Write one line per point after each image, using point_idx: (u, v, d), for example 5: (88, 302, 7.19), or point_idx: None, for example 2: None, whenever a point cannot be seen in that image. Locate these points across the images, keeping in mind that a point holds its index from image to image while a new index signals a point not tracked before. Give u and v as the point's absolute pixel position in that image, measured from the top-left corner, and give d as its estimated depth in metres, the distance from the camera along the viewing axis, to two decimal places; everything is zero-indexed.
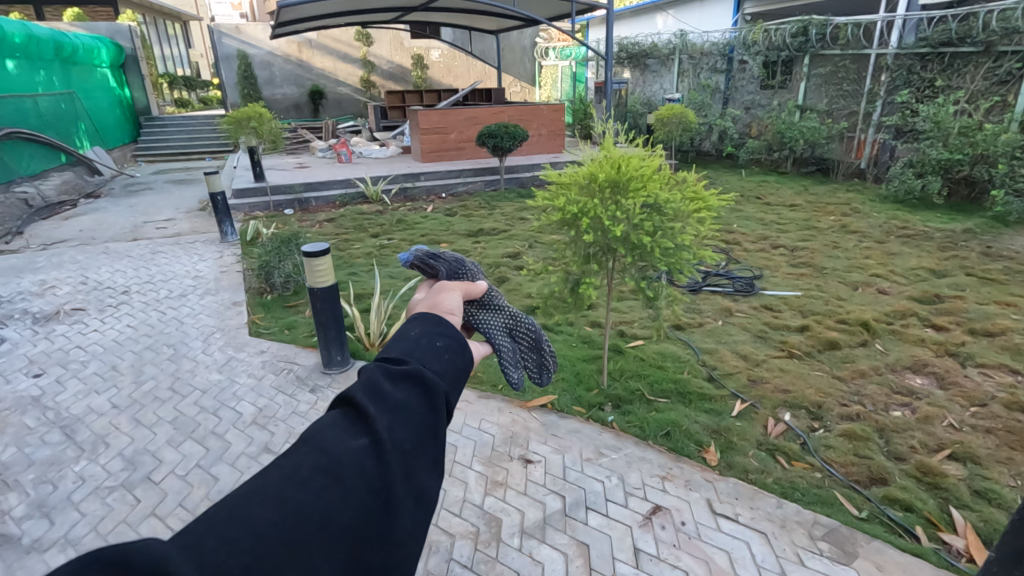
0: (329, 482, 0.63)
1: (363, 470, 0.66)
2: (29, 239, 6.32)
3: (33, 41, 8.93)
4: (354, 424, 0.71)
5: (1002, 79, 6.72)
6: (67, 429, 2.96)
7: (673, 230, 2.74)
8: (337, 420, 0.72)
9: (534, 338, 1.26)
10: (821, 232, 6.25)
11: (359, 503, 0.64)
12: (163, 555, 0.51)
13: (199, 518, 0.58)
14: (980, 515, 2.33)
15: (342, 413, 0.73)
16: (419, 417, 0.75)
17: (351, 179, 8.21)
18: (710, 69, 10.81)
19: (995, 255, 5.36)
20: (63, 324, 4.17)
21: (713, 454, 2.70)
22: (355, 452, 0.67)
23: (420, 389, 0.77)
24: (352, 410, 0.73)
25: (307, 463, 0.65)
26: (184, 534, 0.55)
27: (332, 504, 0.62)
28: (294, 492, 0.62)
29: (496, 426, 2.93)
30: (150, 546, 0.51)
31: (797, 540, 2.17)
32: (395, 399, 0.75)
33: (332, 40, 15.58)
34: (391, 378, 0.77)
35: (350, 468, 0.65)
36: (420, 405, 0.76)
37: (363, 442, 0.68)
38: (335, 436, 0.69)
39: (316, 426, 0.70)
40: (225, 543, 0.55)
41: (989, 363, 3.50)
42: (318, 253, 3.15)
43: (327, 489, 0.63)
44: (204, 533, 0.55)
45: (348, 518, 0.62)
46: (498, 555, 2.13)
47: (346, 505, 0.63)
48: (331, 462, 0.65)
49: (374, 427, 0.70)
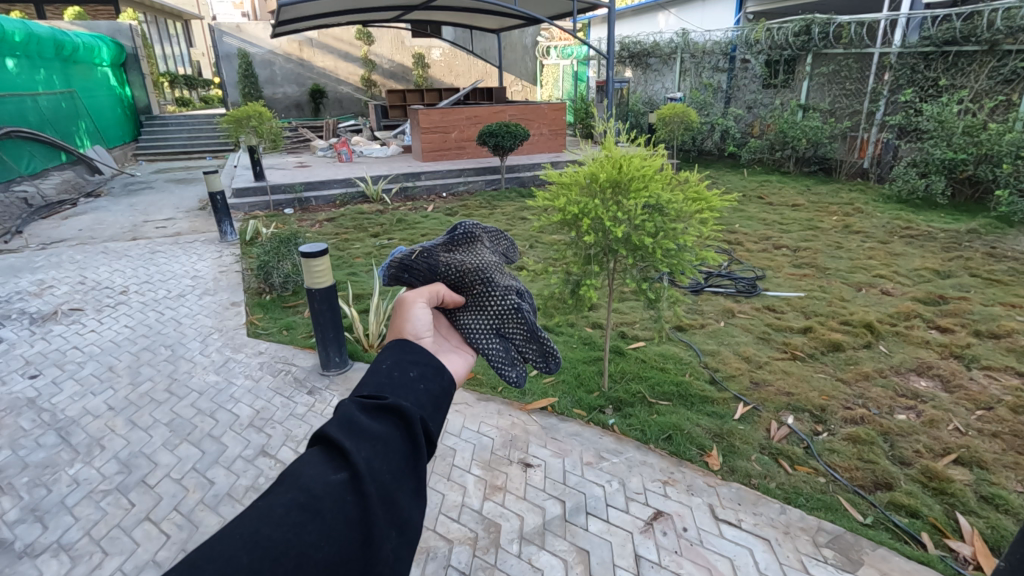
0: (306, 518, 0.61)
1: (341, 506, 0.64)
2: (29, 238, 6.30)
3: (33, 40, 8.92)
4: (331, 461, 0.69)
5: (1006, 78, 6.66)
6: (62, 431, 2.93)
7: (675, 230, 2.70)
8: (313, 457, 0.70)
9: (529, 328, 1.15)
10: (824, 232, 6.21)
11: (338, 539, 0.62)
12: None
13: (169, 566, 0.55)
14: (987, 522, 2.29)
15: (319, 449, 0.71)
16: (398, 448, 0.72)
17: (352, 178, 8.19)
18: (712, 67, 10.75)
19: (1000, 256, 5.32)
20: (60, 325, 4.14)
21: (715, 457, 2.66)
22: (333, 488, 0.65)
23: (397, 421, 0.75)
24: (329, 446, 0.71)
25: (283, 501, 0.63)
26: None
27: (310, 541, 0.60)
28: (270, 531, 0.59)
29: (496, 429, 2.90)
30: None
31: (801, 546, 2.13)
32: (372, 431, 0.72)
33: (333, 39, 15.55)
34: (367, 411, 0.75)
35: (328, 502, 0.63)
36: (399, 437, 0.73)
37: (342, 477, 0.66)
38: (312, 473, 0.66)
39: (292, 466, 0.68)
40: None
41: (994, 366, 3.46)
42: (316, 253, 3.11)
43: (304, 525, 0.61)
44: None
45: (326, 554, 0.60)
46: (496, 561, 2.10)
47: (324, 541, 0.61)
48: (309, 498, 0.63)
49: (352, 460, 0.68)
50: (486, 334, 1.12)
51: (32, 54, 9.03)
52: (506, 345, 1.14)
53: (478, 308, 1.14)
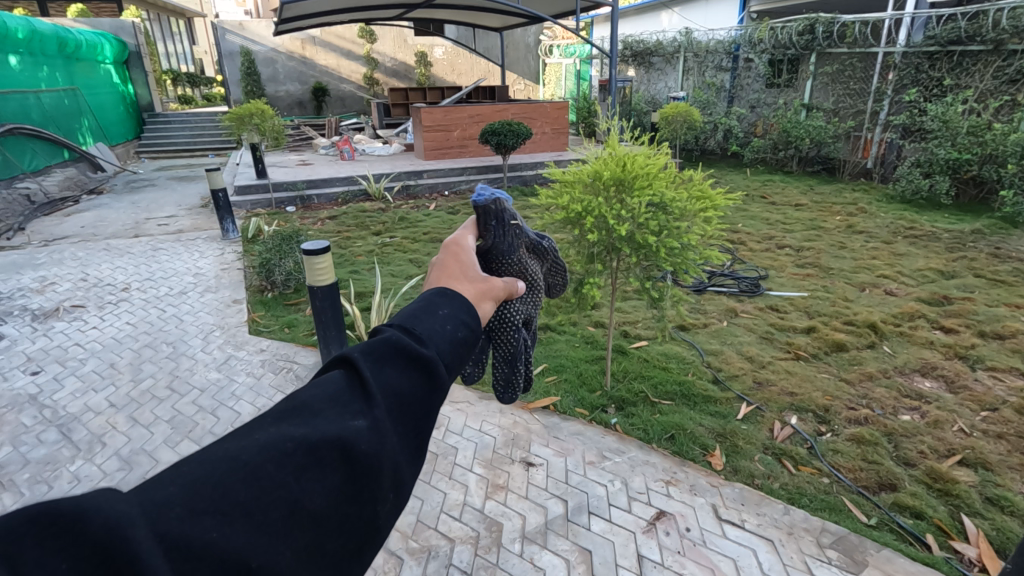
0: (313, 463, 0.59)
1: (350, 454, 0.61)
2: (31, 235, 6.30)
3: (37, 37, 8.96)
4: (352, 401, 0.66)
5: (1011, 78, 6.60)
6: (64, 428, 2.93)
7: (678, 229, 2.68)
8: (336, 392, 0.66)
9: (513, 357, 1.18)
10: (827, 232, 6.19)
11: (335, 490, 0.60)
12: (121, 520, 0.48)
13: (171, 477, 0.54)
14: (992, 524, 2.28)
15: (344, 382, 0.68)
16: (417, 411, 0.68)
17: (354, 177, 8.23)
18: (715, 67, 10.71)
19: (1004, 257, 5.29)
20: (62, 322, 4.14)
21: (718, 458, 2.64)
22: (347, 435, 0.61)
23: (424, 379, 0.70)
24: (354, 384, 0.67)
25: (293, 437, 0.60)
26: (143, 490, 0.52)
27: (308, 488, 0.58)
28: (273, 469, 0.57)
29: (497, 428, 2.89)
30: (108, 507, 0.48)
31: (805, 547, 2.12)
32: (399, 386, 0.68)
33: (335, 37, 15.57)
34: (401, 357, 0.70)
35: (337, 450, 0.60)
36: (422, 398, 0.69)
37: (359, 426, 0.63)
38: (330, 413, 0.63)
39: (314, 395, 0.66)
40: (189, 513, 0.51)
41: (999, 366, 3.44)
42: (318, 250, 3.07)
43: (307, 470, 0.58)
44: (170, 497, 0.52)
45: (319, 506, 0.58)
46: (498, 561, 2.09)
47: (321, 491, 0.59)
48: (321, 442, 0.60)
49: (372, 411, 0.64)
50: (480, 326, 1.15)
51: (35, 51, 9.07)
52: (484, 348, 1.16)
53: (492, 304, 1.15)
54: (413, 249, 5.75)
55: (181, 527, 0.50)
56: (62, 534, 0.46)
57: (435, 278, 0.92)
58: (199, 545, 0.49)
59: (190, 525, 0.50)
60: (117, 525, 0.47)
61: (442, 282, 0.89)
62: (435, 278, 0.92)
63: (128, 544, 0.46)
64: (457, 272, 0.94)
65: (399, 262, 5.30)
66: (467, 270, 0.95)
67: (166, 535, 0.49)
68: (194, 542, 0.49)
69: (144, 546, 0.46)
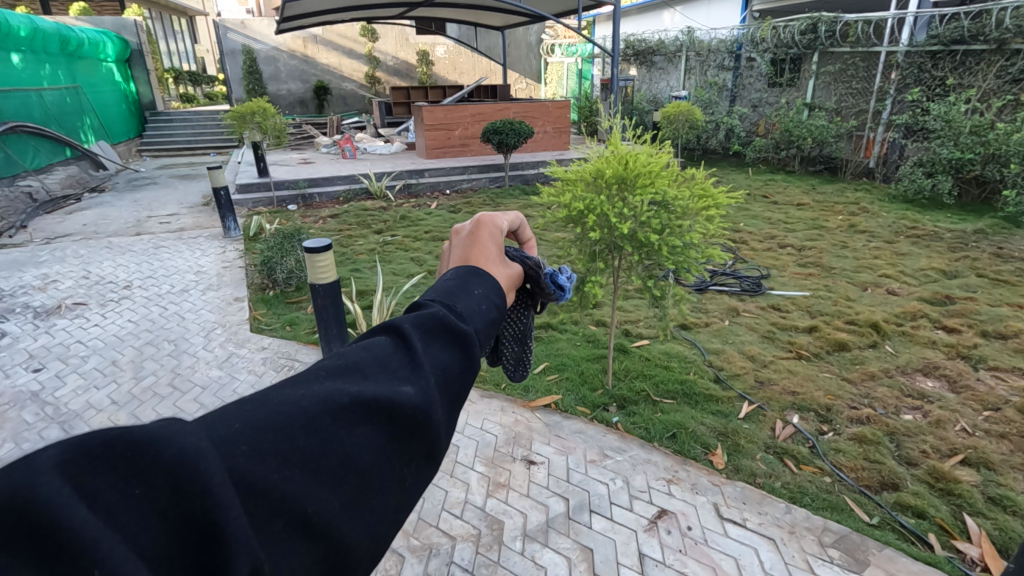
0: (363, 419, 0.60)
1: (397, 416, 0.62)
2: (33, 232, 6.32)
3: (39, 35, 8.97)
4: (400, 365, 0.66)
5: (1014, 78, 6.57)
6: (66, 425, 2.94)
7: (680, 228, 2.67)
8: (386, 354, 0.67)
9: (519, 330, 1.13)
10: (829, 232, 6.18)
11: (381, 450, 0.60)
12: (194, 452, 0.48)
13: (237, 415, 0.55)
14: (995, 524, 2.27)
15: (390, 345, 0.68)
16: (454, 384, 0.69)
17: (355, 175, 8.25)
18: (718, 66, 10.70)
19: (1006, 257, 5.27)
20: (63, 319, 4.14)
21: (720, 456, 2.64)
22: (398, 398, 0.62)
23: (463, 356, 0.71)
24: (401, 349, 0.68)
25: (347, 392, 0.60)
26: (209, 425, 0.53)
27: (358, 444, 0.58)
28: (330, 423, 0.57)
29: (499, 426, 2.88)
30: (179, 439, 0.49)
31: (807, 546, 2.11)
32: (440, 359, 0.68)
33: (337, 36, 15.60)
34: (442, 329, 0.71)
35: (386, 411, 0.61)
36: (461, 373, 0.70)
37: (408, 390, 0.63)
38: (380, 375, 0.64)
39: (362, 356, 0.65)
40: (254, 452, 0.52)
41: (1001, 366, 3.42)
42: (320, 248, 3.04)
43: (357, 427, 0.59)
44: (235, 436, 0.53)
45: (367, 462, 0.59)
46: (499, 558, 2.09)
47: (370, 449, 0.59)
48: (373, 402, 0.60)
49: (419, 379, 0.65)
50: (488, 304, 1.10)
51: (37, 49, 9.08)
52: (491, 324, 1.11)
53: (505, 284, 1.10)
54: (414, 248, 5.74)
55: (246, 465, 0.51)
56: (134, 460, 0.46)
57: (467, 257, 0.92)
58: (263, 486, 0.51)
59: (253, 465, 0.51)
60: (190, 456, 0.47)
61: (474, 261, 0.90)
62: (470, 256, 0.91)
63: (201, 477, 0.46)
64: (491, 254, 0.93)
65: (401, 261, 5.31)
66: (499, 256, 0.95)
67: (235, 473, 0.50)
68: (260, 482, 0.51)
69: (216, 480, 0.47)
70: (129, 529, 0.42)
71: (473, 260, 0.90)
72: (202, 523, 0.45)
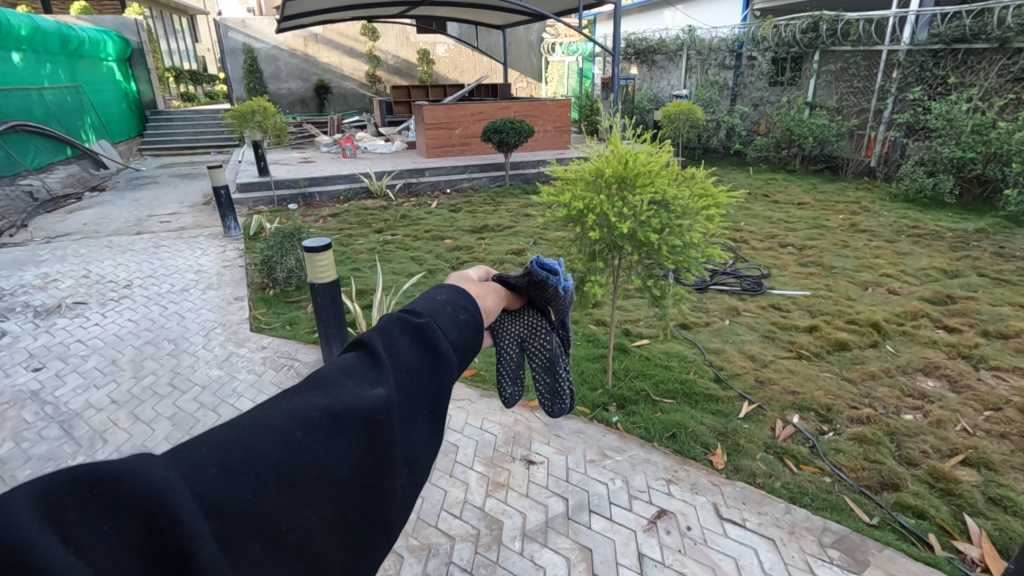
0: (335, 430, 0.62)
1: (370, 422, 0.64)
2: (34, 231, 6.32)
3: (39, 34, 8.96)
4: (367, 372, 0.70)
5: (1016, 76, 6.55)
6: (65, 424, 2.94)
7: (681, 227, 2.66)
8: (353, 365, 0.70)
9: (549, 358, 1.20)
10: (830, 231, 6.16)
11: (357, 460, 0.62)
12: (161, 483, 0.49)
13: (202, 439, 0.56)
14: (996, 524, 2.26)
15: (357, 359, 0.72)
16: (425, 383, 0.73)
17: (355, 174, 8.25)
18: (719, 64, 10.69)
19: (1008, 256, 5.26)
20: (64, 318, 4.14)
21: (719, 456, 2.64)
22: (368, 404, 0.65)
23: (432, 356, 0.75)
24: (368, 359, 0.72)
25: (317, 406, 0.62)
26: (178, 452, 0.53)
27: (332, 455, 0.60)
28: (302, 436, 0.59)
29: (498, 425, 2.88)
30: (146, 473, 0.49)
31: (807, 546, 2.11)
32: (408, 359, 0.73)
33: (338, 35, 15.60)
34: (408, 334, 0.76)
35: (360, 418, 0.63)
36: (431, 372, 0.74)
37: (379, 392, 0.67)
38: (350, 384, 0.67)
39: (330, 369, 0.68)
40: (225, 474, 0.53)
41: (1002, 366, 3.41)
42: (319, 248, 3.04)
43: (331, 437, 0.61)
44: (203, 461, 0.53)
45: (343, 474, 0.60)
46: (498, 559, 2.09)
47: (346, 459, 0.61)
48: (343, 410, 0.63)
49: (388, 382, 0.68)
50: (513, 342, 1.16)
51: (37, 48, 9.08)
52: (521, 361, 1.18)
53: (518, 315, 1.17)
54: (414, 247, 5.74)
55: (218, 488, 0.52)
56: (103, 493, 0.46)
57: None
58: (237, 508, 0.52)
59: (225, 488, 0.52)
60: (158, 488, 0.48)
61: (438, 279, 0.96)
62: None
63: (170, 510, 0.47)
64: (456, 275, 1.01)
65: (401, 260, 5.30)
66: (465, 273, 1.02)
67: (205, 496, 0.51)
68: (232, 504, 0.52)
69: (185, 511, 0.48)
70: (99, 562, 0.43)
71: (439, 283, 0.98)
72: (174, 550, 0.46)
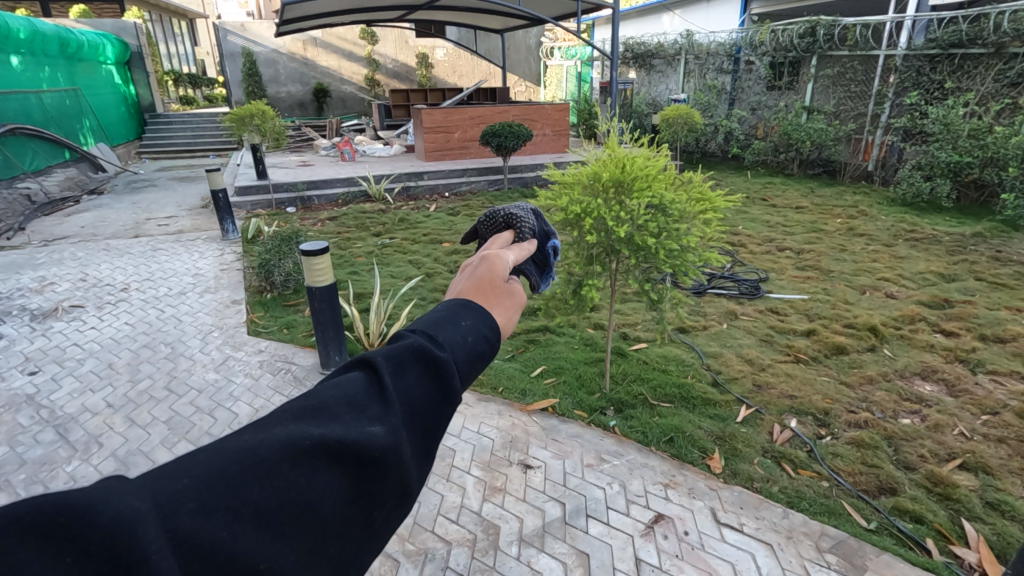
0: (324, 463, 0.59)
1: (363, 459, 0.61)
2: (31, 234, 6.30)
3: (38, 37, 8.97)
4: (370, 406, 0.66)
5: (1012, 81, 6.58)
6: (60, 428, 2.93)
7: (678, 231, 2.67)
8: (354, 394, 0.66)
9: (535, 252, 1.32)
10: (827, 235, 6.18)
11: (342, 495, 0.60)
12: (133, 515, 0.48)
13: (186, 469, 0.55)
14: (993, 529, 2.26)
15: (362, 386, 0.68)
16: (425, 419, 0.69)
17: (354, 178, 8.24)
18: (717, 69, 10.72)
19: (1005, 260, 5.27)
20: (60, 322, 4.13)
21: (717, 460, 2.63)
22: (365, 442, 0.61)
23: (442, 392, 0.71)
24: (373, 389, 0.68)
25: (310, 436, 0.60)
26: (157, 482, 0.52)
27: (317, 491, 0.58)
28: (287, 473, 0.56)
29: (496, 429, 2.88)
30: (117, 504, 0.48)
31: (804, 552, 2.10)
32: (412, 393, 0.69)
33: (337, 39, 15.65)
34: (419, 364, 0.71)
35: (354, 453, 0.60)
36: (434, 408, 0.70)
37: (377, 430, 0.63)
38: (349, 417, 0.63)
39: (332, 396, 0.66)
40: (202, 508, 0.52)
41: (1000, 370, 3.42)
42: (317, 251, 3.05)
43: (320, 469, 0.59)
44: (182, 493, 0.52)
45: (328, 511, 0.58)
46: (495, 564, 2.08)
47: (330, 495, 0.59)
48: (334, 447, 0.59)
49: (389, 420, 0.64)
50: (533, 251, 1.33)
51: (37, 51, 9.10)
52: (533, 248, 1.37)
53: (485, 217, 1.31)
54: (412, 250, 5.75)
55: (191, 524, 0.50)
56: (67, 525, 0.45)
57: (460, 289, 0.91)
58: (209, 543, 0.49)
59: (200, 523, 0.50)
60: (127, 521, 0.46)
61: (463, 291, 0.88)
62: (463, 290, 0.90)
63: (138, 543, 0.45)
64: (487, 285, 0.91)
65: (399, 263, 5.31)
66: (499, 283, 0.91)
67: (177, 532, 0.49)
68: (203, 541, 0.49)
69: (154, 547, 0.46)
70: None
71: (463, 293, 0.89)
72: None
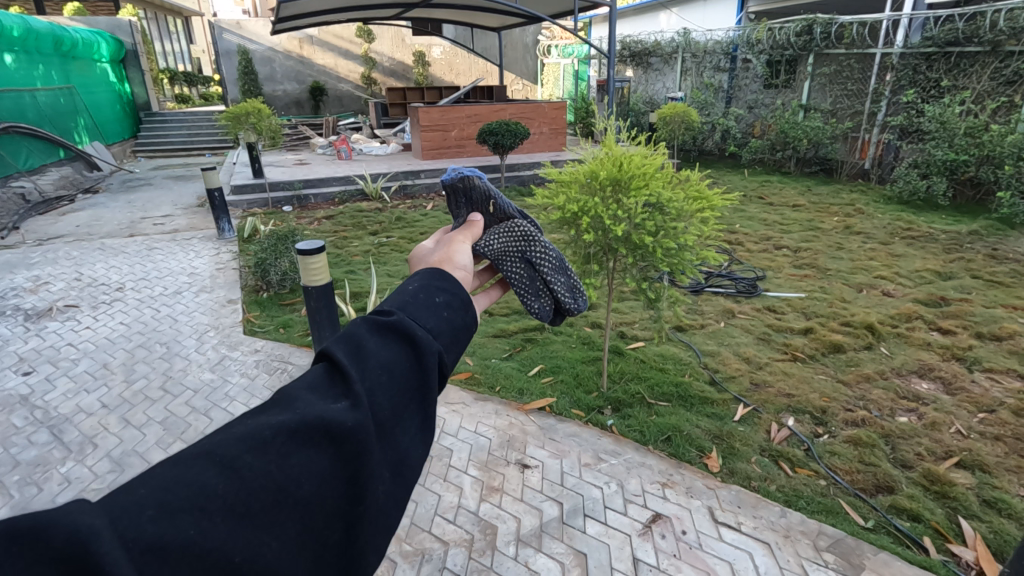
0: (296, 446, 0.57)
1: (335, 435, 0.59)
2: (25, 234, 6.25)
3: (32, 35, 8.88)
4: (335, 387, 0.65)
5: (1008, 79, 6.59)
6: (55, 429, 2.91)
7: (675, 229, 2.65)
8: (313, 380, 0.65)
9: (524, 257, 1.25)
10: (825, 233, 6.19)
11: (325, 475, 0.58)
12: (88, 530, 0.45)
13: (140, 480, 0.52)
14: (990, 527, 2.26)
15: (323, 371, 0.67)
16: (401, 376, 0.68)
17: (351, 176, 8.18)
18: (714, 67, 10.76)
19: (1001, 258, 5.29)
20: (55, 322, 4.10)
21: (715, 459, 2.63)
22: (332, 416, 0.60)
23: (410, 352, 0.70)
24: (333, 372, 0.67)
25: (271, 424, 0.58)
26: (112, 496, 0.49)
27: (293, 472, 0.56)
28: (252, 459, 0.55)
29: (493, 429, 2.87)
30: (71, 520, 0.45)
31: (802, 550, 2.10)
32: (380, 357, 0.68)
33: (333, 37, 15.58)
34: (377, 334, 0.70)
35: (322, 431, 0.59)
36: (407, 369, 0.69)
37: (343, 405, 0.62)
38: (311, 398, 0.62)
39: (293, 386, 0.65)
40: (163, 513, 0.49)
41: (996, 368, 3.43)
42: (312, 250, 3.01)
43: (290, 454, 0.57)
44: (140, 504, 0.49)
45: (308, 491, 0.56)
46: (492, 564, 2.07)
47: (311, 476, 0.57)
48: (299, 425, 0.58)
49: (356, 394, 0.63)
50: (514, 257, 1.24)
51: (30, 49, 9.02)
52: (533, 276, 1.25)
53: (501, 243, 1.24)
54: (409, 249, 5.73)
55: (154, 529, 0.47)
56: (24, 550, 0.42)
57: None
58: (177, 546, 0.47)
59: (165, 527, 0.48)
60: (82, 538, 0.44)
61: None
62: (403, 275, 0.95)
63: (95, 555, 0.43)
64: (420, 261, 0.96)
65: (396, 262, 5.29)
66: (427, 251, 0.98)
67: (137, 541, 0.46)
68: (170, 544, 0.47)
69: (109, 556, 0.43)
70: None
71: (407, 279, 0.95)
72: None
